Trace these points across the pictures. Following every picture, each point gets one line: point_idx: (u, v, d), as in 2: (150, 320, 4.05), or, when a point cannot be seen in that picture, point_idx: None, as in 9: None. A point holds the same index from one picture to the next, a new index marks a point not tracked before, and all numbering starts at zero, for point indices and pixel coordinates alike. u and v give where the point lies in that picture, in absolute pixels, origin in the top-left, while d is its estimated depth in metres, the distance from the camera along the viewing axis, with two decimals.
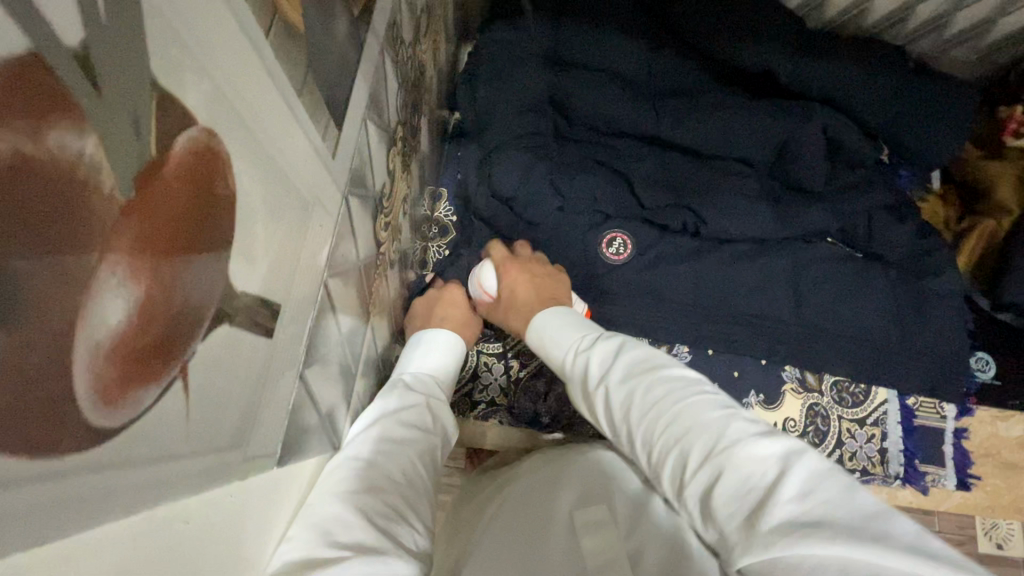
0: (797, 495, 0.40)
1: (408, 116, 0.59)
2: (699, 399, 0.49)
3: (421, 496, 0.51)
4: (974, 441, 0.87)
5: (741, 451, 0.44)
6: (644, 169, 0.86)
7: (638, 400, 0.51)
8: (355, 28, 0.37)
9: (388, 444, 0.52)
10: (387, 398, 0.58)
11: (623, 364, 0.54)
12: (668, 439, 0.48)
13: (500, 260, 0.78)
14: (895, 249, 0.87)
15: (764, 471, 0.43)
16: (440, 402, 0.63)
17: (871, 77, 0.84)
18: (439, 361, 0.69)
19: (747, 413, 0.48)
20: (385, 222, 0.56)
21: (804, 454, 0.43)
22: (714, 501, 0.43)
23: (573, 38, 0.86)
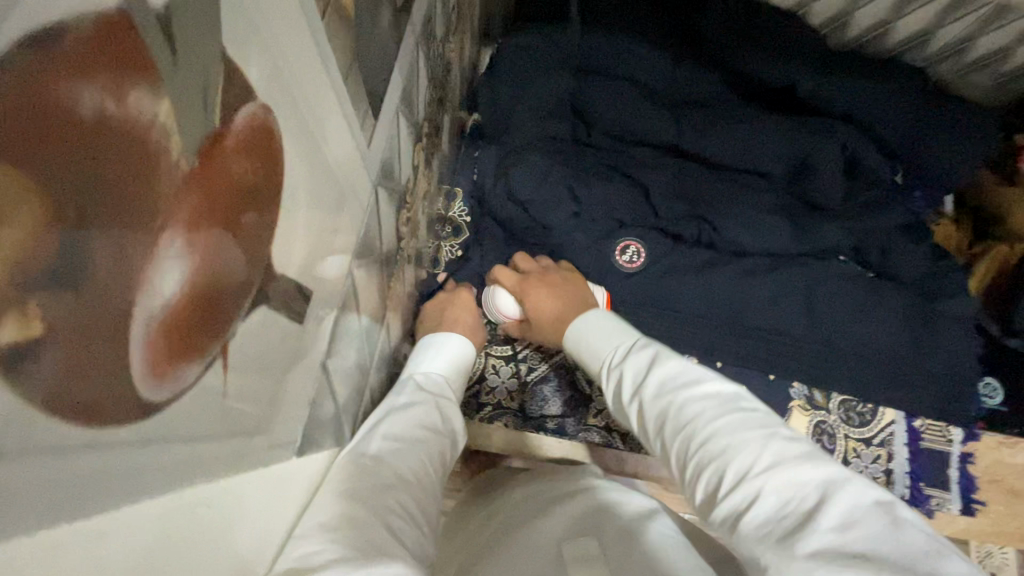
0: (838, 526, 0.38)
1: (434, 112, 0.59)
2: (736, 415, 0.49)
3: (429, 496, 0.51)
4: (980, 466, 0.87)
5: (780, 474, 0.42)
6: (660, 177, 0.85)
7: (672, 415, 0.51)
8: (396, 20, 0.37)
9: (401, 441, 0.53)
10: (395, 401, 0.58)
11: (659, 376, 0.55)
12: (702, 454, 0.47)
13: (516, 284, 0.79)
14: (910, 270, 0.86)
15: (803, 497, 0.41)
16: (453, 403, 0.63)
17: (891, 98, 0.84)
18: (453, 363, 0.69)
19: (788, 434, 0.47)
20: (406, 218, 0.55)
21: (850, 483, 0.41)
22: (744, 523, 0.41)
23: (595, 44, 0.86)
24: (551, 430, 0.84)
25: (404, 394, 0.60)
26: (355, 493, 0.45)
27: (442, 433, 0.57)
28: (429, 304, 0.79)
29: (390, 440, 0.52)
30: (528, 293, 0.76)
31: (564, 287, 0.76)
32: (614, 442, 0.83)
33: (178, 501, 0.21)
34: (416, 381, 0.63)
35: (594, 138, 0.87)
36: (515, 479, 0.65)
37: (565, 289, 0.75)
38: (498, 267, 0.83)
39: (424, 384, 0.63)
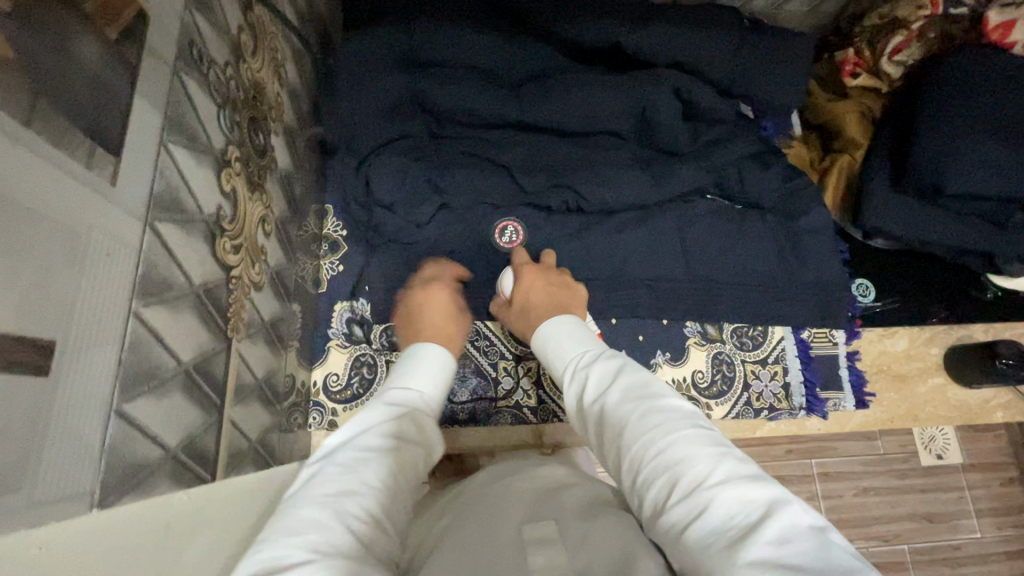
0: (776, 541, 0.40)
1: (245, 135, 0.58)
2: (693, 431, 0.50)
3: (399, 503, 0.51)
4: (867, 361, 0.94)
5: (728, 489, 0.44)
6: (518, 155, 0.86)
7: (634, 421, 0.53)
8: (116, 52, 0.36)
9: (376, 450, 0.52)
10: (378, 409, 0.57)
11: (622, 387, 0.57)
12: (658, 463, 0.49)
13: (519, 264, 0.81)
14: (766, 195, 0.92)
15: (747, 513, 0.43)
16: (434, 412, 0.63)
17: (715, 39, 0.87)
18: (437, 375, 0.68)
19: (740, 455, 0.49)
20: (234, 245, 0.54)
21: (790, 503, 0.43)
22: (693, 533, 0.43)
23: (424, 37, 0.84)
24: (464, 421, 0.85)
25: (382, 405, 0.58)
26: (333, 513, 0.44)
27: (417, 444, 0.57)
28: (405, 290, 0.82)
29: (363, 448, 0.52)
30: (524, 273, 0.78)
31: (561, 292, 0.76)
32: (525, 415, 0.86)
33: None
34: (392, 392, 0.61)
35: (449, 129, 0.87)
36: (471, 480, 0.70)
37: (559, 293, 0.75)
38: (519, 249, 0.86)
39: (402, 396, 0.61)
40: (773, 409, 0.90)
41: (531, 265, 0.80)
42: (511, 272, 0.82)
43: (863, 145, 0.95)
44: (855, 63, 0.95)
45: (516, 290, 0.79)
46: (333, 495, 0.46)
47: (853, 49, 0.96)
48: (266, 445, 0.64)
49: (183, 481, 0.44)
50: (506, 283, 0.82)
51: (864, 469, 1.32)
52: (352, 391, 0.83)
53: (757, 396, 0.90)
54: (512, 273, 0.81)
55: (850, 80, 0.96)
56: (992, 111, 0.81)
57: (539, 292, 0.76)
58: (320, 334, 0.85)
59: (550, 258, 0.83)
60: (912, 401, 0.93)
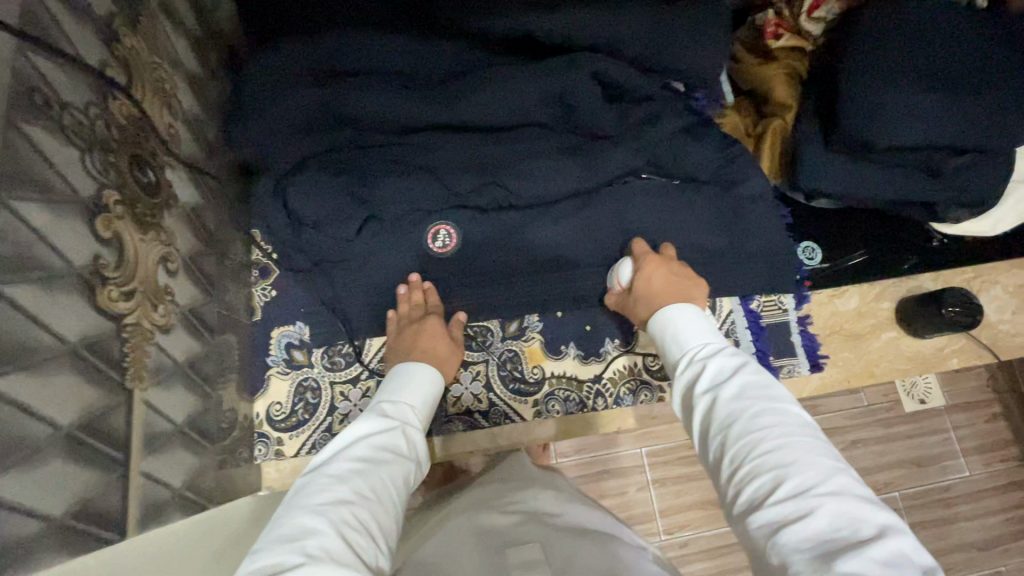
0: (883, 560, 0.41)
1: (127, 176, 0.55)
2: (807, 441, 0.51)
3: (388, 515, 0.53)
4: (818, 323, 0.93)
5: (839, 503, 0.45)
6: (442, 156, 0.83)
7: (744, 417, 0.54)
8: None
9: (363, 463, 0.55)
10: (376, 421, 0.61)
11: (739, 382, 0.57)
12: (763, 462, 0.50)
13: (641, 253, 0.83)
14: (704, 168, 0.91)
15: (856, 529, 0.43)
16: (421, 427, 0.65)
17: (627, 16, 0.84)
18: (426, 387, 0.70)
19: (856, 478, 0.49)
20: (125, 291, 0.52)
21: (905, 533, 0.43)
22: (787, 534, 0.44)
23: (333, 46, 0.81)
24: None
25: (372, 419, 0.61)
26: (324, 522, 0.48)
27: (406, 456, 0.59)
28: (394, 310, 0.84)
29: (352, 460, 0.55)
30: (646, 262, 0.80)
31: (680, 281, 0.78)
32: (477, 420, 0.86)
33: None
34: (383, 407, 0.64)
35: (372, 138, 0.83)
36: (451, 507, 0.70)
37: (682, 280, 0.78)
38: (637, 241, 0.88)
39: (391, 410, 0.64)
40: None
41: (654, 256, 0.81)
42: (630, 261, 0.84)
43: (794, 107, 0.93)
44: (776, 24, 0.94)
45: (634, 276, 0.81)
46: (329, 504, 0.50)
47: (771, 12, 0.95)
48: (197, 489, 0.62)
49: (80, 545, 0.42)
50: (621, 272, 0.84)
51: (849, 423, 1.33)
52: (296, 417, 0.81)
53: None
54: (631, 262, 0.83)
55: (773, 42, 0.95)
56: (907, 65, 0.80)
57: (662, 278, 0.78)
58: (259, 364, 0.83)
59: (668, 250, 0.85)
60: (867, 358, 0.92)
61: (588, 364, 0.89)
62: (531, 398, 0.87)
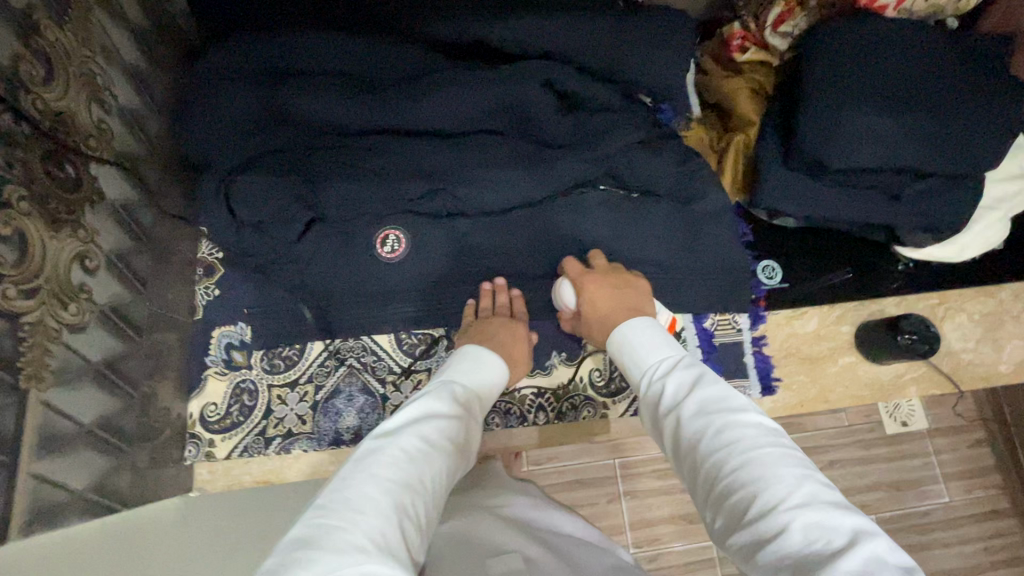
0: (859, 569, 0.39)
1: (37, 171, 0.54)
2: (772, 450, 0.50)
3: (435, 511, 0.51)
4: (774, 345, 0.91)
5: (807, 513, 0.44)
6: (388, 163, 0.82)
7: (709, 436, 0.53)
8: None
9: (434, 449, 0.53)
10: (447, 402, 0.59)
11: (699, 400, 0.57)
12: (732, 480, 0.49)
13: (579, 274, 0.81)
14: (663, 178, 0.88)
15: (827, 538, 0.42)
16: (478, 421, 0.63)
17: (584, 25, 0.83)
18: (488, 380, 0.68)
19: (826, 481, 0.47)
20: (24, 288, 0.51)
21: (878, 536, 0.42)
22: (764, 553, 0.44)
23: (281, 47, 0.81)
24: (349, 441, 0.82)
25: (444, 402, 0.59)
26: (391, 503, 0.46)
27: (465, 450, 0.57)
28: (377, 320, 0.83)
29: (429, 441, 0.53)
30: (588, 284, 0.79)
31: (625, 292, 0.79)
32: None
33: None
34: (454, 393, 0.62)
35: (324, 139, 0.82)
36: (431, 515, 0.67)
37: (626, 296, 0.78)
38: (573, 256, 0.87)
39: (463, 396, 0.62)
40: None
41: (590, 273, 0.81)
42: (570, 283, 0.82)
43: (755, 123, 0.92)
44: (742, 37, 0.92)
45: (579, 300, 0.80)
46: (400, 484, 0.48)
47: (738, 24, 0.92)
48: (106, 492, 0.61)
49: None
50: (564, 295, 0.82)
51: (828, 444, 1.29)
52: (230, 419, 0.81)
53: None
54: (571, 284, 0.82)
55: (739, 56, 0.92)
56: (868, 86, 0.78)
57: (607, 298, 0.78)
58: (196, 364, 0.82)
59: (598, 258, 0.84)
60: (823, 382, 0.90)
61: (532, 376, 0.87)
62: None
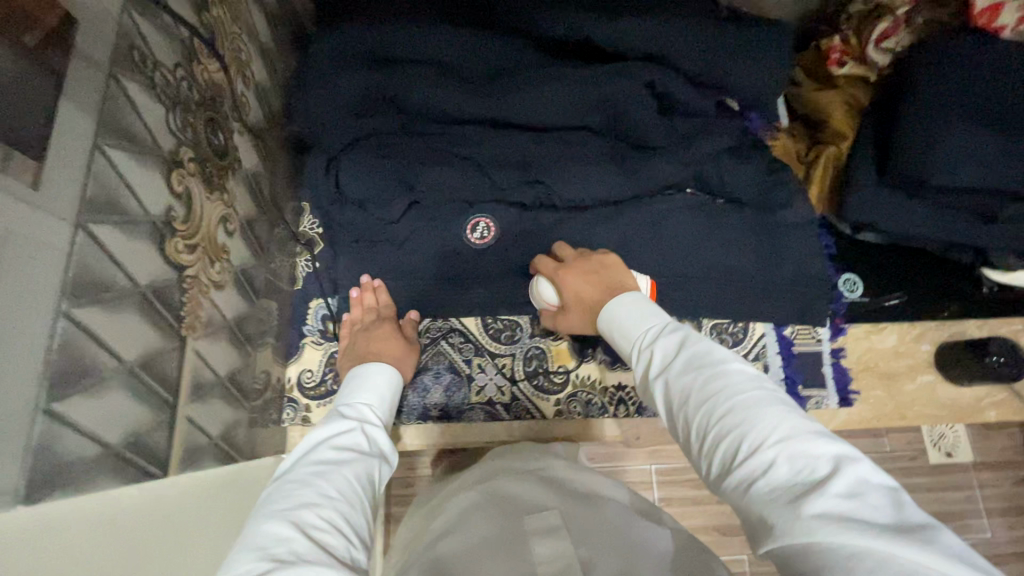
0: (846, 494, 0.40)
1: (199, 136, 0.58)
2: (755, 393, 0.49)
3: (360, 511, 0.51)
4: (853, 358, 0.92)
5: (794, 446, 0.44)
6: (487, 151, 0.84)
7: (696, 388, 0.51)
8: (39, 59, 0.37)
9: (329, 466, 0.54)
10: (331, 427, 0.59)
11: (686, 357, 0.54)
12: (722, 426, 0.48)
13: (552, 270, 0.80)
14: (745, 190, 0.90)
15: (814, 467, 0.42)
16: (382, 426, 0.64)
17: (692, 31, 0.85)
18: (377, 392, 0.70)
19: (806, 415, 0.47)
20: (186, 245, 0.55)
21: (858, 459, 0.43)
22: (757, 489, 0.43)
23: (397, 35, 0.84)
24: (437, 416, 0.87)
25: (329, 424, 0.60)
26: (292, 523, 0.46)
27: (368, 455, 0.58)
28: (348, 315, 0.85)
29: (316, 465, 0.54)
30: (563, 278, 0.77)
31: (606, 271, 0.75)
32: (498, 412, 0.87)
33: None
34: (341, 412, 0.62)
35: (422, 125, 0.85)
36: (462, 483, 0.70)
37: (604, 276, 0.74)
38: (556, 245, 0.85)
39: (352, 413, 0.63)
40: None
41: (564, 266, 0.78)
42: (547, 279, 0.81)
43: (850, 137, 0.92)
44: (841, 51, 0.94)
45: (561, 294, 0.78)
46: (296, 507, 0.48)
47: (837, 38, 0.94)
48: (230, 441, 0.64)
49: (126, 476, 0.45)
50: (544, 292, 0.81)
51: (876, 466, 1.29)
52: (324, 388, 0.84)
53: None
54: (549, 280, 0.80)
55: (836, 70, 0.94)
56: (975, 104, 0.77)
57: (587, 284, 0.75)
58: (295, 332, 0.86)
59: (567, 250, 0.82)
60: (899, 400, 0.90)
61: (612, 369, 0.88)
62: (554, 396, 0.88)
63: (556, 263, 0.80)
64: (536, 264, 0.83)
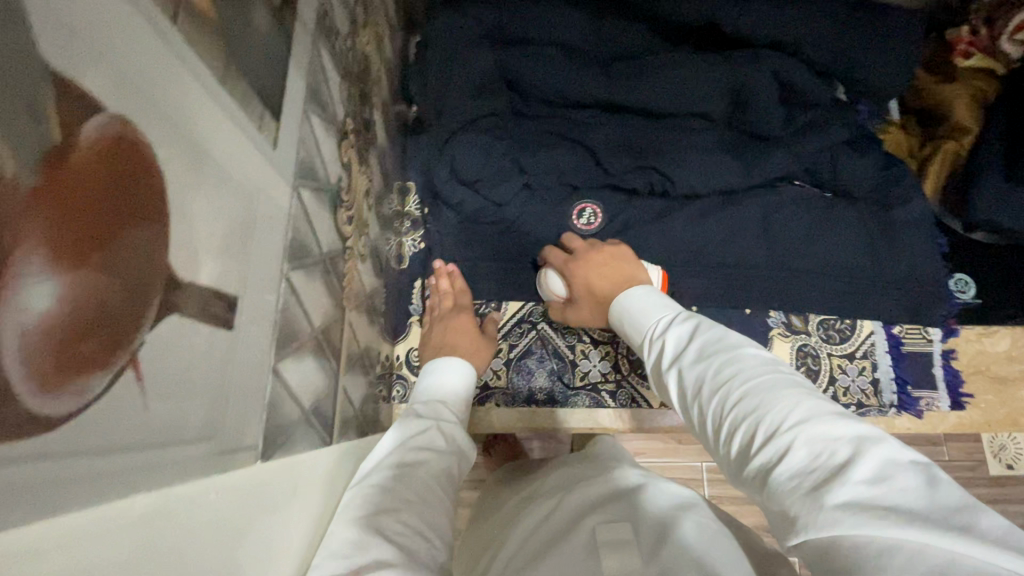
0: (868, 479, 0.35)
1: (356, 110, 0.58)
2: (770, 377, 0.45)
3: (438, 511, 0.46)
4: (963, 360, 0.89)
5: (810, 429, 0.39)
6: (602, 135, 0.84)
7: (711, 377, 0.48)
8: (279, 19, 0.37)
9: (414, 466, 0.48)
10: (403, 426, 0.53)
11: (699, 346, 0.51)
12: (738, 413, 0.44)
13: (564, 262, 0.79)
14: (861, 184, 0.87)
15: (833, 450, 0.38)
16: (457, 423, 0.57)
17: (818, 20, 0.84)
18: (452, 390, 0.64)
19: (825, 398, 0.43)
20: (348, 217, 0.55)
21: (882, 440, 0.38)
22: (772, 477, 0.39)
23: (519, 14, 0.85)
24: (542, 401, 0.87)
25: (403, 424, 0.54)
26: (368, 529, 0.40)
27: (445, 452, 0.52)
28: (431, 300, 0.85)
29: (395, 467, 0.47)
30: (575, 271, 0.77)
31: (619, 264, 0.75)
32: (602, 399, 0.87)
33: (138, 503, 0.23)
34: (415, 410, 0.57)
35: (531, 106, 0.87)
36: (530, 490, 0.62)
37: (620, 271, 0.74)
38: (567, 233, 0.84)
39: (425, 411, 0.57)
40: (861, 406, 0.87)
41: (575, 257, 0.78)
42: (556, 271, 0.80)
43: (975, 132, 0.88)
44: (969, 43, 0.92)
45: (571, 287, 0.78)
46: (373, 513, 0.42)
47: (966, 29, 0.92)
48: (363, 414, 0.65)
49: (311, 440, 0.45)
50: (553, 284, 0.81)
51: None
52: None
53: (844, 390, 0.87)
54: (558, 272, 0.80)
55: (960, 60, 0.93)
56: None
57: (601, 279, 0.74)
58: (400, 311, 0.87)
59: (576, 240, 0.81)
60: (1010, 406, 0.89)
61: None
62: None
63: (567, 254, 0.80)
64: (546, 255, 0.82)
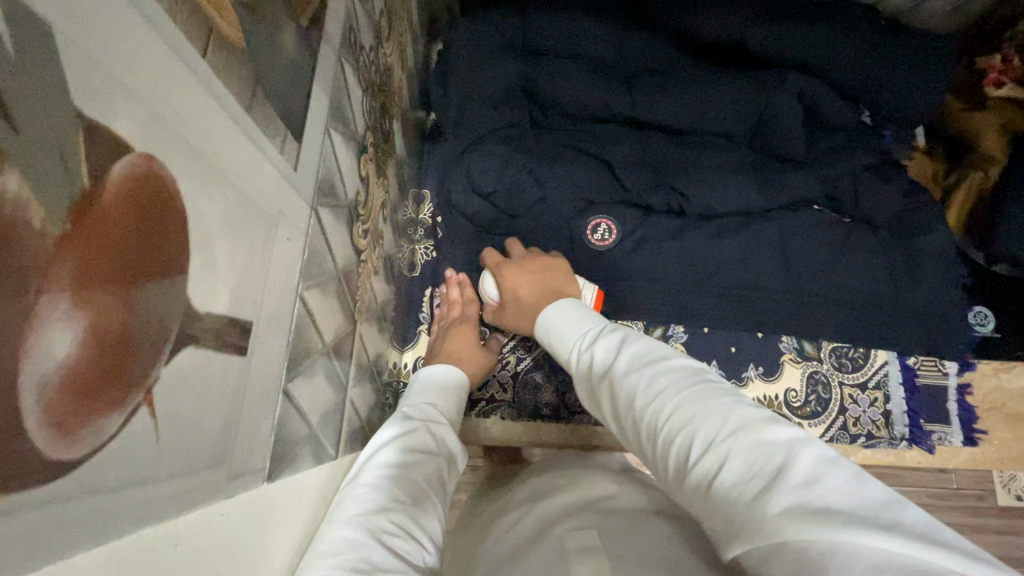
0: (803, 482, 0.34)
1: (376, 121, 0.58)
2: (698, 386, 0.44)
3: (428, 511, 0.46)
4: (978, 395, 0.88)
5: (743, 437, 0.38)
6: (621, 151, 0.84)
7: (643, 388, 0.46)
8: (305, 39, 0.37)
9: (404, 467, 0.48)
10: (394, 426, 0.53)
11: (627, 357, 0.50)
12: (673, 424, 0.43)
13: (497, 264, 0.77)
14: (884, 211, 0.85)
15: (767, 455, 0.37)
16: (447, 425, 0.58)
17: (853, 43, 0.83)
18: (443, 392, 0.64)
19: (752, 402, 0.43)
20: (363, 230, 0.55)
21: (809, 440, 0.37)
22: (715, 489, 0.37)
23: (543, 25, 0.85)
24: (546, 415, 0.86)
25: (391, 426, 0.53)
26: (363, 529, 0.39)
27: (435, 455, 0.52)
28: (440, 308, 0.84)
29: (386, 467, 0.47)
30: (506, 274, 0.74)
31: (551, 274, 0.73)
32: None
33: (148, 534, 0.23)
34: (405, 412, 0.57)
35: (552, 119, 0.86)
36: (505, 501, 0.59)
37: (550, 281, 0.72)
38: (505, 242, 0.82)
39: (412, 412, 0.57)
40: (870, 437, 0.86)
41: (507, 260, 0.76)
42: (491, 274, 0.78)
43: (1004, 162, 0.87)
44: (1000, 71, 0.91)
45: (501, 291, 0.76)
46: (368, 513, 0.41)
47: (999, 57, 0.91)
48: (369, 424, 0.66)
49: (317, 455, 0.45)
50: (486, 285, 0.79)
51: None
52: None
53: (854, 421, 0.86)
54: (492, 275, 0.78)
55: (992, 90, 0.91)
56: None
57: (529, 285, 0.72)
58: (410, 318, 0.87)
59: (517, 245, 0.79)
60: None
61: None
62: None
63: (501, 258, 0.78)
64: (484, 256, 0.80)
